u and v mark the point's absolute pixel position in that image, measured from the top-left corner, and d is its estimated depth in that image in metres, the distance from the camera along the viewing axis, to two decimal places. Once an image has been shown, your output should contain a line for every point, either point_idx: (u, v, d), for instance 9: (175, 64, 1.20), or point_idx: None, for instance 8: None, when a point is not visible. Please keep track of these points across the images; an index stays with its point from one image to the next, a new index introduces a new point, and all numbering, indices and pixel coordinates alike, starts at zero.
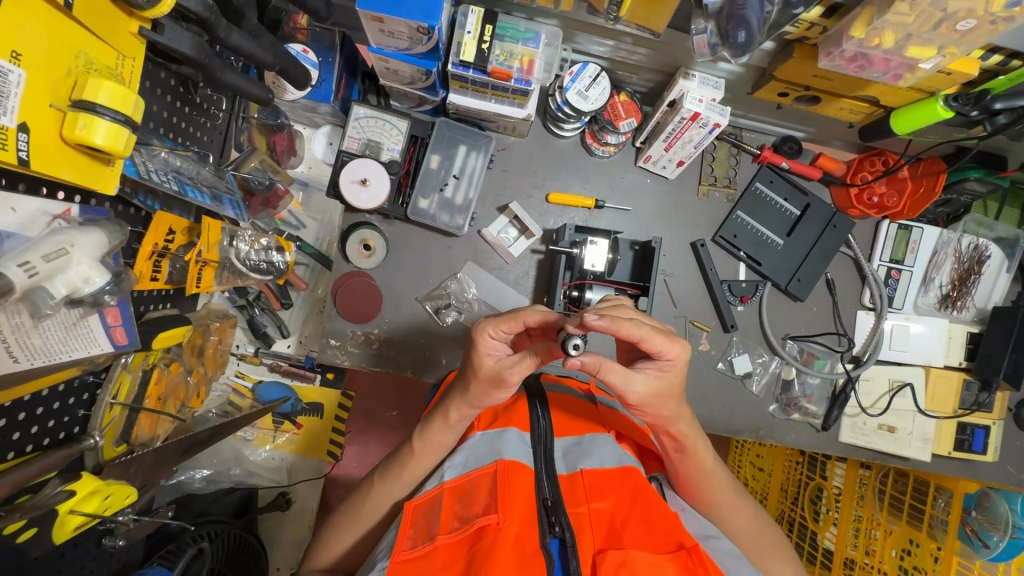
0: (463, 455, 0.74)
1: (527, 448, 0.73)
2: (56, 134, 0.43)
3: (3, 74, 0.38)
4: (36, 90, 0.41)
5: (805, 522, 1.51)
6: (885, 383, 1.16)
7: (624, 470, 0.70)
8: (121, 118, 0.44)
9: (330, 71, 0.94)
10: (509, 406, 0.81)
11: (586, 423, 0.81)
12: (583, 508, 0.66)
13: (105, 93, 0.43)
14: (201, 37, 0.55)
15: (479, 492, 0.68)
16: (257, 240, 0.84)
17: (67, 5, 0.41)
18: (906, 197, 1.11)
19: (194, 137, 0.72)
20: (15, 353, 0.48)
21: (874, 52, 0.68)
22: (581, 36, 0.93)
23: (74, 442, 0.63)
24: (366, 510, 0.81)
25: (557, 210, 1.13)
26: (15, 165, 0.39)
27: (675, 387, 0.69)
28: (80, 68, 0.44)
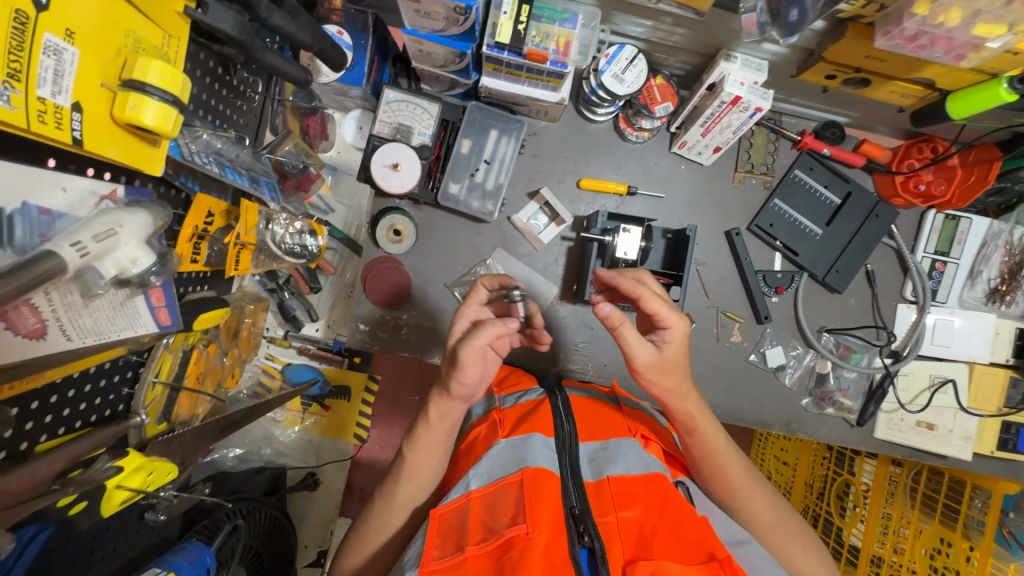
0: (488, 463, 0.73)
1: (553, 455, 0.73)
2: (108, 114, 0.43)
3: (58, 53, 0.38)
4: (89, 70, 0.41)
5: (831, 518, 1.48)
6: (925, 379, 1.12)
7: (651, 477, 0.69)
8: (169, 99, 0.44)
9: (363, 54, 0.93)
10: (532, 412, 0.81)
11: (609, 427, 0.80)
12: (611, 518, 0.65)
13: (154, 73, 0.43)
14: (243, 17, 0.54)
15: (507, 499, 0.67)
16: (292, 224, 0.85)
17: None
18: (954, 186, 1.06)
19: (232, 120, 0.72)
20: (68, 331, 0.48)
21: (936, 30, 0.64)
22: (619, 16, 0.90)
23: (120, 419, 0.64)
24: (379, 523, 0.79)
25: (588, 196, 1.11)
26: (70, 145, 0.40)
27: (677, 359, 0.73)
28: (131, 47, 0.44)
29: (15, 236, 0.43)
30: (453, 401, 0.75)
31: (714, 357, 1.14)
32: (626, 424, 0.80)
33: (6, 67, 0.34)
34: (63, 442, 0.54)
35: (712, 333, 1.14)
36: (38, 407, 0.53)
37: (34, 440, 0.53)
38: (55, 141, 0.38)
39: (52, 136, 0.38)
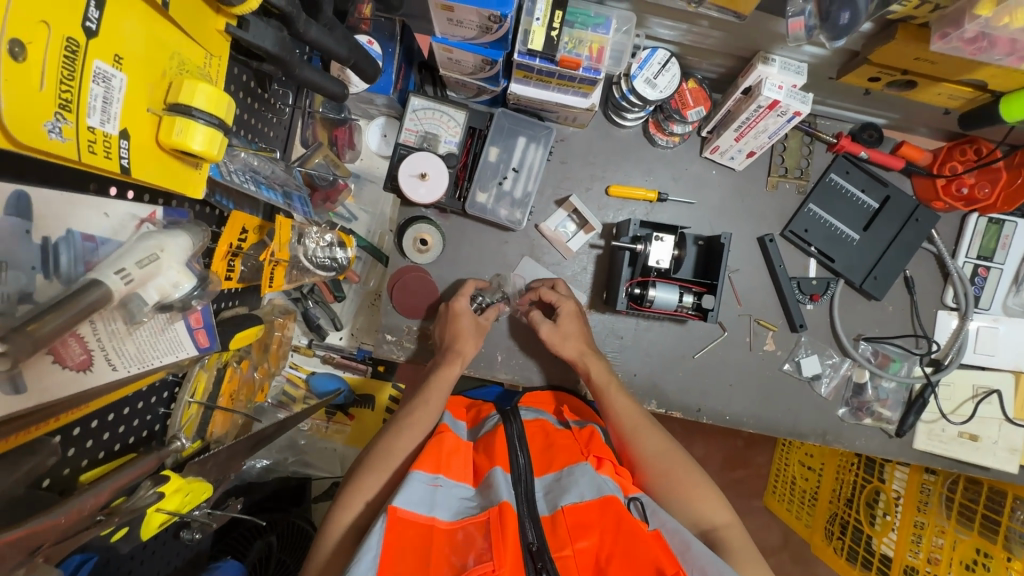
0: (457, 503, 0.71)
1: (511, 489, 0.71)
2: (153, 139, 0.41)
3: (108, 80, 0.37)
4: (135, 95, 0.39)
5: (860, 526, 1.44)
6: (968, 389, 1.08)
7: (604, 501, 0.68)
8: (215, 122, 0.43)
9: (391, 62, 0.92)
10: (493, 445, 0.78)
11: (564, 453, 0.78)
12: (568, 551, 0.64)
13: (201, 96, 0.41)
14: (282, 33, 0.53)
15: (470, 538, 0.64)
16: (322, 237, 0.84)
17: (165, 5, 0.40)
18: (999, 188, 1.01)
19: (264, 134, 0.71)
20: (113, 361, 0.47)
21: (999, 32, 0.61)
22: (653, 19, 0.87)
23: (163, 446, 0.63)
24: (356, 492, 0.76)
25: (617, 203, 1.09)
26: (118, 173, 0.38)
27: (574, 328, 0.98)
28: (176, 70, 0.43)
29: (60, 265, 0.42)
30: (445, 370, 0.91)
31: (746, 366, 1.12)
32: (582, 445, 0.80)
33: (57, 98, 0.33)
34: (110, 471, 0.54)
35: (745, 341, 1.11)
36: (79, 434, 0.52)
37: (76, 466, 0.52)
38: (104, 170, 0.37)
39: (102, 165, 0.37)
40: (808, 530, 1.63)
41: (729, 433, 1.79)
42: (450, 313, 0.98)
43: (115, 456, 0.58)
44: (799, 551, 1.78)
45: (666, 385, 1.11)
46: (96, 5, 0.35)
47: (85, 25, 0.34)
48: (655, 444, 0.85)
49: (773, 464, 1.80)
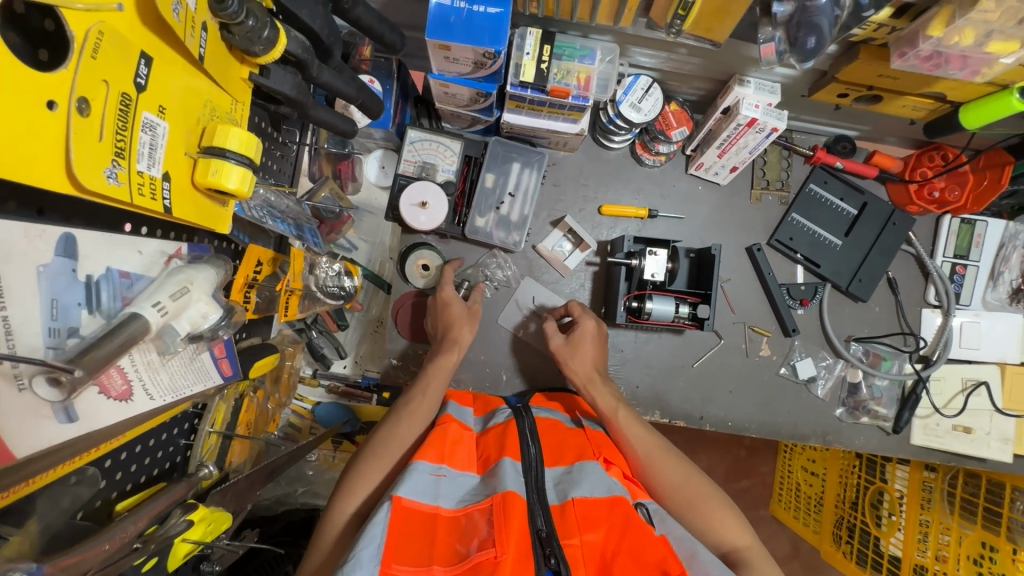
0: (463, 492, 0.72)
1: (521, 479, 0.72)
2: (190, 180, 0.45)
3: (153, 128, 0.40)
4: (175, 140, 0.43)
5: (868, 528, 1.45)
6: (957, 382, 1.12)
7: (614, 499, 0.70)
8: (247, 162, 0.46)
9: (389, 98, 0.98)
10: (503, 436, 0.81)
11: (576, 450, 0.81)
12: (576, 540, 0.65)
13: (234, 140, 0.45)
14: (298, 77, 0.57)
15: (477, 524, 0.65)
16: (331, 266, 0.89)
17: (202, 59, 0.43)
18: (968, 191, 1.08)
19: (274, 171, 0.75)
20: (151, 392, 0.49)
21: (952, 50, 0.67)
22: (634, 49, 0.93)
23: (189, 474, 0.64)
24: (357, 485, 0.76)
25: (610, 221, 1.13)
26: (161, 212, 0.42)
27: (591, 352, 0.99)
28: (208, 116, 0.46)
29: (101, 301, 0.45)
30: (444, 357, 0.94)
31: (744, 372, 1.15)
32: (592, 446, 0.83)
33: (114, 146, 0.36)
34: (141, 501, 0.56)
35: (741, 348, 1.15)
36: (107, 468, 0.53)
37: (108, 497, 0.54)
38: (149, 210, 0.40)
39: (148, 206, 0.40)
40: (816, 536, 1.64)
41: (731, 442, 1.81)
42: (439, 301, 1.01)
43: (143, 487, 0.59)
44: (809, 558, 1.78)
45: (668, 395, 1.14)
46: (145, 62, 0.38)
47: (136, 80, 0.38)
48: (675, 473, 0.83)
49: (777, 471, 1.81)
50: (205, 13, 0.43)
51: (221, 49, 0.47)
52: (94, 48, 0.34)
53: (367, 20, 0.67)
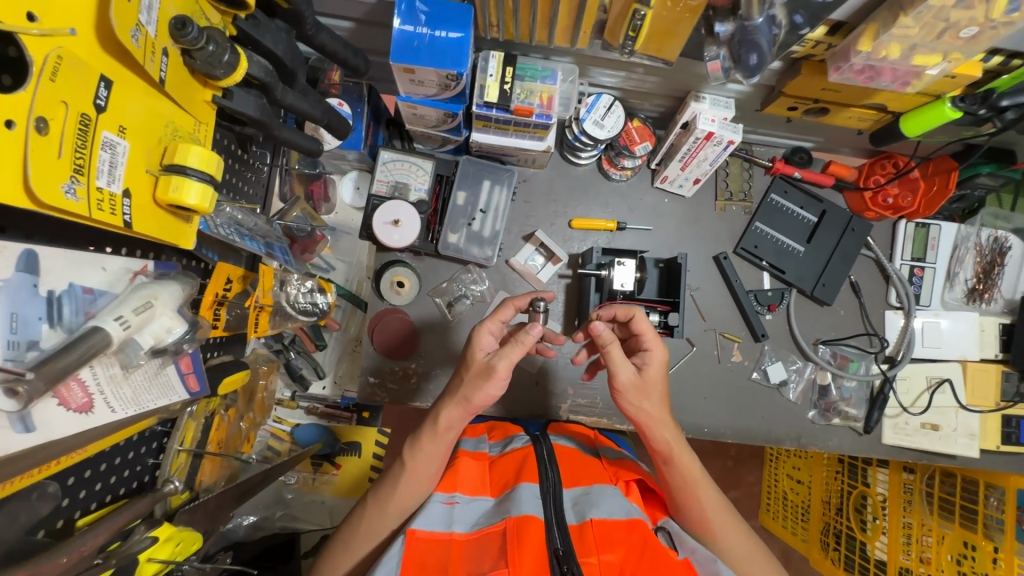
0: (478, 514, 0.76)
1: (539, 501, 0.75)
2: (151, 197, 0.46)
3: (113, 147, 0.42)
4: (137, 158, 0.45)
5: (853, 533, 1.46)
6: (922, 380, 1.16)
7: (632, 521, 0.72)
8: (207, 178, 0.49)
9: (360, 121, 1.01)
10: (523, 462, 0.83)
11: (593, 473, 0.83)
12: (593, 559, 0.69)
13: (194, 157, 0.47)
14: (262, 100, 0.59)
15: (487, 548, 0.69)
16: (303, 283, 0.89)
17: (162, 82, 0.46)
18: (919, 196, 1.13)
19: (243, 191, 0.77)
20: (113, 404, 0.50)
21: (882, 63, 0.72)
22: (595, 70, 0.98)
23: (153, 489, 0.64)
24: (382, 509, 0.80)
25: (581, 234, 1.17)
26: (121, 227, 0.43)
27: (659, 382, 0.83)
28: (170, 135, 0.48)
29: (63, 316, 0.46)
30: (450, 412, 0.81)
31: (717, 378, 1.17)
32: (611, 471, 0.85)
33: (73, 163, 0.38)
34: (104, 514, 0.56)
35: (713, 355, 1.18)
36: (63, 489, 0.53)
37: (69, 517, 0.54)
38: (109, 225, 0.42)
39: (107, 220, 0.41)
40: (804, 544, 1.64)
41: (717, 453, 1.82)
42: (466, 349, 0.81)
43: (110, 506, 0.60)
44: (799, 567, 1.77)
45: None
46: (104, 85, 0.41)
47: (95, 102, 0.40)
48: (740, 541, 0.81)
49: (764, 481, 1.82)
50: (166, 39, 0.46)
51: (182, 73, 0.49)
52: (53, 72, 0.36)
53: (331, 45, 0.70)
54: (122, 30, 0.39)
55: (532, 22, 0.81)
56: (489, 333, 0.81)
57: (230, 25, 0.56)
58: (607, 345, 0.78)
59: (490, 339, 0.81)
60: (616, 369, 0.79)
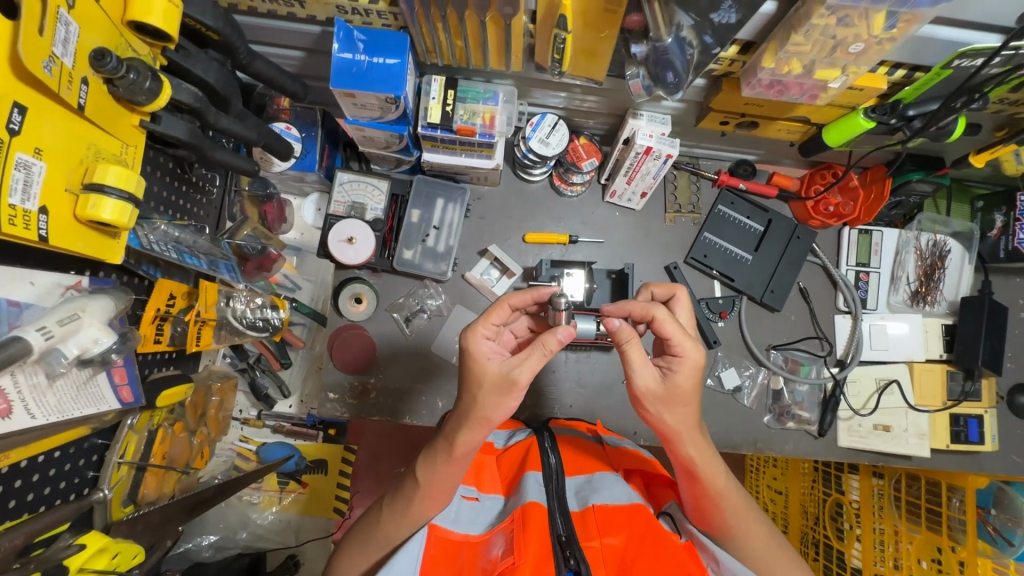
0: (494, 514, 0.80)
1: (543, 488, 0.77)
2: (71, 213, 0.52)
3: (28, 167, 0.47)
4: (56, 178, 0.51)
5: (830, 542, 1.42)
6: (871, 382, 1.18)
7: (633, 507, 0.75)
8: (125, 196, 0.54)
9: (313, 144, 1.06)
10: (526, 452, 0.87)
11: (594, 463, 0.87)
12: (596, 543, 0.71)
13: (111, 176, 0.53)
14: (194, 123, 0.65)
15: (503, 538, 0.72)
16: (253, 300, 0.96)
17: (81, 108, 0.52)
18: (860, 204, 1.16)
19: (191, 211, 0.83)
20: (33, 410, 0.54)
21: (787, 78, 0.77)
22: (536, 91, 1.03)
23: (84, 498, 0.68)
24: (400, 519, 0.77)
25: (535, 248, 1.20)
26: (36, 240, 0.49)
27: (688, 391, 0.72)
28: (92, 157, 0.54)
29: None
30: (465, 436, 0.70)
31: None
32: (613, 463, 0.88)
33: None
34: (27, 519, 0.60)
35: None
36: None
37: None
38: (23, 238, 0.47)
39: (21, 233, 0.47)
40: None
41: None
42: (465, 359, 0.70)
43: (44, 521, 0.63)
44: None
45: (601, 412, 1.13)
46: (18, 112, 0.46)
47: (9, 127, 0.45)
48: (761, 540, 0.79)
49: None
50: (86, 69, 0.52)
51: (106, 99, 0.55)
52: None
53: (268, 72, 0.75)
54: (33, 63, 0.45)
55: (466, 48, 0.86)
56: (484, 337, 0.71)
57: (160, 55, 0.62)
58: (625, 343, 0.70)
59: (489, 343, 0.71)
60: (634, 374, 0.71)
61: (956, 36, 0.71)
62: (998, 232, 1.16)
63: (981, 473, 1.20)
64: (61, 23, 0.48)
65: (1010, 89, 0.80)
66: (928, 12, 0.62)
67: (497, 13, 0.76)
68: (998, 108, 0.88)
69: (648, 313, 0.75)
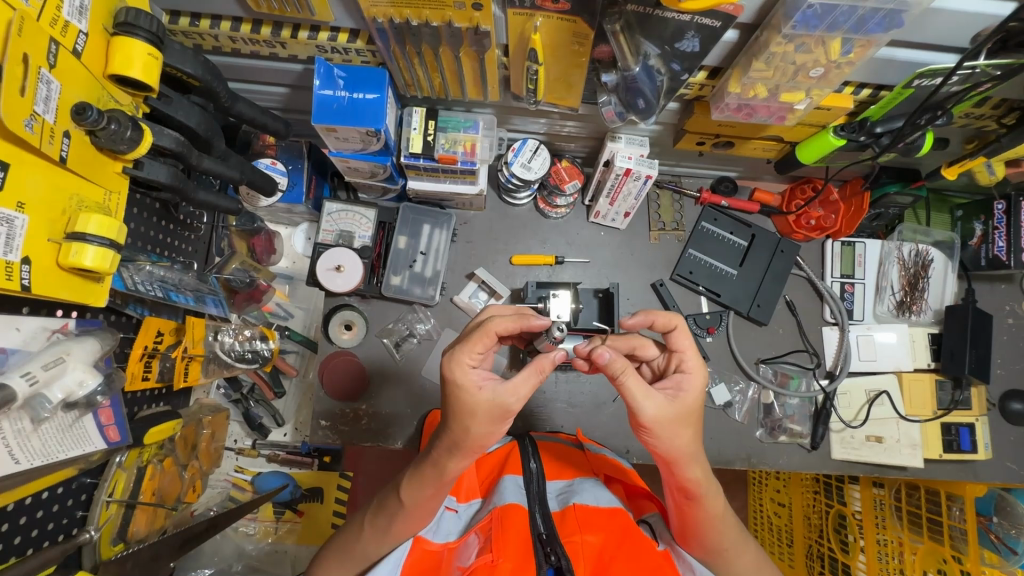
0: (471, 521, 0.81)
1: (522, 491, 0.78)
2: (54, 260, 0.57)
3: (10, 221, 0.53)
4: (38, 229, 0.56)
5: (835, 555, 1.39)
6: (862, 394, 1.19)
7: (611, 510, 0.76)
8: (106, 243, 0.60)
9: (299, 176, 1.08)
10: (507, 458, 0.89)
11: (575, 469, 0.89)
12: (577, 537, 0.71)
13: (92, 225, 0.58)
14: (177, 167, 0.69)
15: (479, 540, 0.72)
16: (243, 333, 1.01)
17: (63, 161, 0.57)
18: (842, 216, 1.17)
19: (178, 248, 0.88)
20: (16, 456, 0.60)
21: (753, 101, 0.79)
22: (516, 118, 1.05)
23: (70, 539, 0.70)
24: (380, 535, 0.78)
25: (522, 270, 1.22)
26: (19, 290, 0.54)
27: (694, 411, 0.71)
28: (73, 206, 0.59)
29: None
30: (454, 464, 0.70)
31: None
32: (593, 468, 0.90)
33: None
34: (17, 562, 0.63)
35: None
36: None
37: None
38: (7, 288, 0.52)
39: (5, 285, 0.52)
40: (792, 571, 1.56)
41: None
42: (450, 387, 0.67)
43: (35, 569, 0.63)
44: None
45: (591, 430, 1.13)
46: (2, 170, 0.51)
47: None
48: (746, 558, 0.81)
49: (750, 506, 1.74)
50: (68, 123, 0.56)
51: (89, 149, 0.60)
52: None
53: (249, 112, 0.78)
54: (15, 122, 0.50)
55: (443, 81, 0.89)
56: (470, 368, 0.67)
57: (142, 104, 0.67)
58: (620, 375, 0.68)
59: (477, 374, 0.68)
60: (637, 401, 0.68)
61: (916, 57, 0.73)
62: (978, 241, 1.18)
63: (979, 481, 1.18)
64: (41, 82, 0.53)
65: (973, 104, 0.82)
66: (881, 37, 0.65)
67: (470, 49, 0.78)
68: (965, 122, 0.90)
69: (672, 321, 0.77)
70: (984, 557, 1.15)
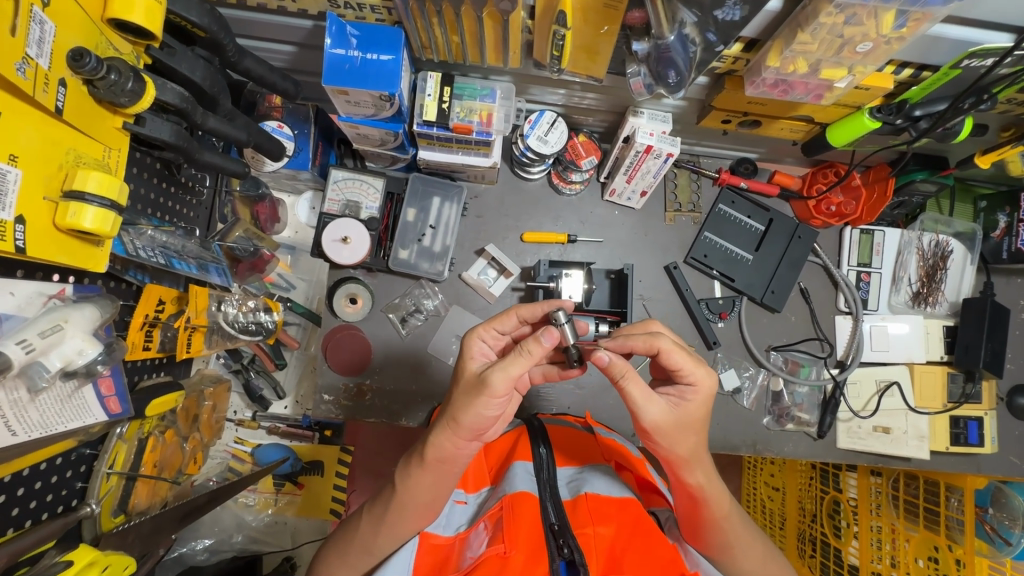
0: (479, 510, 0.80)
1: (533, 479, 0.76)
2: (50, 221, 0.54)
3: (3, 175, 0.49)
4: (33, 186, 0.52)
5: (826, 539, 1.40)
6: (872, 384, 1.18)
7: (623, 500, 0.74)
8: (106, 204, 0.56)
9: (305, 141, 1.05)
10: (515, 444, 0.87)
11: (587, 455, 0.87)
12: (589, 530, 0.69)
13: (91, 183, 0.55)
14: (180, 124, 0.65)
15: (487, 530, 0.70)
16: (245, 304, 0.99)
17: (59, 113, 0.53)
18: (862, 204, 1.14)
19: (178, 212, 0.85)
20: (13, 427, 0.57)
21: (791, 77, 0.76)
22: (533, 88, 1.01)
23: (71, 512, 0.69)
24: (377, 526, 0.76)
25: (533, 247, 1.18)
26: (13, 252, 0.50)
27: (698, 420, 0.69)
28: (70, 162, 0.56)
29: None
30: (442, 440, 0.69)
31: None
32: (605, 454, 0.88)
33: None
34: (10, 538, 0.60)
35: None
36: None
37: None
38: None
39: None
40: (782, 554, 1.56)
41: None
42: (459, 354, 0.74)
43: (36, 544, 0.62)
44: None
45: (599, 413, 1.12)
46: None
47: None
48: (757, 558, 0.79)
49: (744, 489, 1.72)
50: (64, 70, 0.53)
51: (86, 101, 0.56)
52: None
53: (257, 70, 0.73)
54: (5, 65, 0.46)
55: (462, 44, 0.84)
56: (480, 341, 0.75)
57: (143, 54, 0.62)
58: (621, 380, 0.66)
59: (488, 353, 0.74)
60: (638, 410, 0.66)
61: (967, 36, 0.69)
62: (1001, 233, 1.16)
63: (981, 474, 1.19)
64: (35, 22, 0.49)
65: (1018, 89, 0.78)
66: (939, 11, 0.60)
67: (494, 9, 0.73)
68: (1006, 109, 0.87)
69: (652, 344, 0.68)
70: (977, 547, 1.14)
